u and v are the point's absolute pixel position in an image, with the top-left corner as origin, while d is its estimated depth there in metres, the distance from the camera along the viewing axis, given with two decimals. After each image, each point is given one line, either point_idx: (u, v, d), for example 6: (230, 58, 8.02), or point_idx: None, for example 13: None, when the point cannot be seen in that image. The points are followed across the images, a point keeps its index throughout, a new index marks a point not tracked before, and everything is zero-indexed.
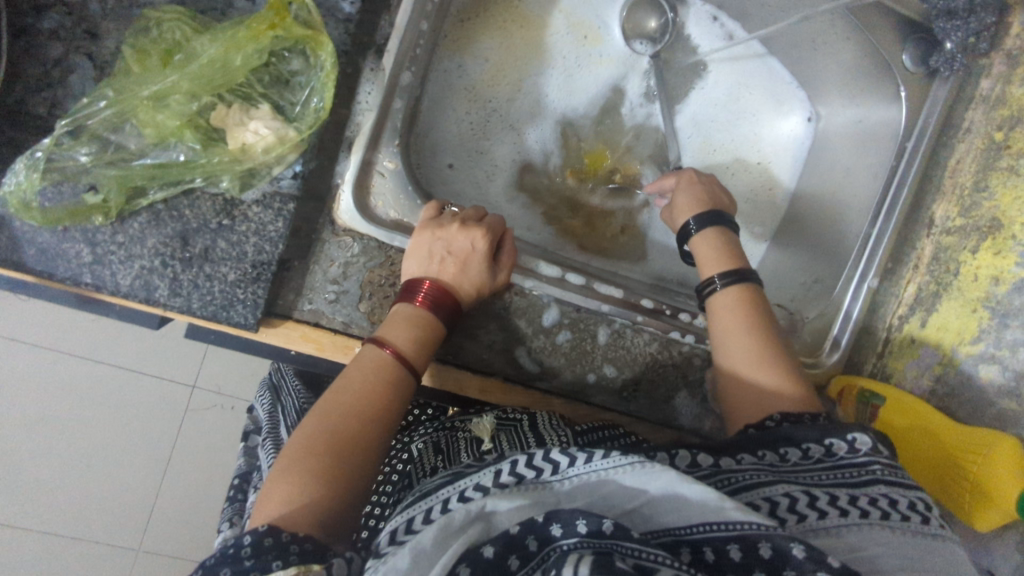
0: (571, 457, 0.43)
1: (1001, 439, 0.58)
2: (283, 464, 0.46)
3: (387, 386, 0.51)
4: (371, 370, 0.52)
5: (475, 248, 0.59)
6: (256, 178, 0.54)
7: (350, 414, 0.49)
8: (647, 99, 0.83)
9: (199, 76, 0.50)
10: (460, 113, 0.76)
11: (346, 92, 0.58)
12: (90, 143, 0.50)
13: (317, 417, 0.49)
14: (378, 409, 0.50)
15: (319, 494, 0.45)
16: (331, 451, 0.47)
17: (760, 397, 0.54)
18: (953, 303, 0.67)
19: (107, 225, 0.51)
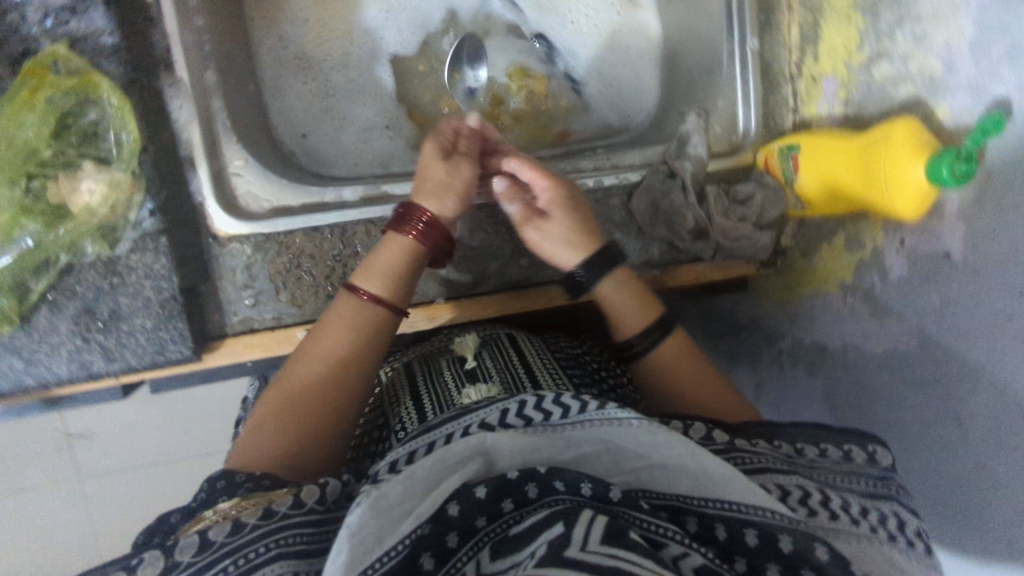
0: (585, 403, 0.43)
1: (890, 126, 0.52)
2: (274, 411, 0.51)
3: (363, 348, 0.54)
4: (339, 321, 0.54)
5: (457, 173, 0.58)
6: (119, 229, 0.55)
7: (315, 365, 0.53)
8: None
9: (8, 164, 0.52)
10: (298, 82, 0.76)
11: (156, 114, 0.57)
12: None
13: (306, 371, 0.52)
14: (358, 371, 0.53)
15: (279, 440, 0.49)
16: (297, 403, 0.51)
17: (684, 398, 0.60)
18: (834, 21, 0.63)
19: (17, 330, 0.55)
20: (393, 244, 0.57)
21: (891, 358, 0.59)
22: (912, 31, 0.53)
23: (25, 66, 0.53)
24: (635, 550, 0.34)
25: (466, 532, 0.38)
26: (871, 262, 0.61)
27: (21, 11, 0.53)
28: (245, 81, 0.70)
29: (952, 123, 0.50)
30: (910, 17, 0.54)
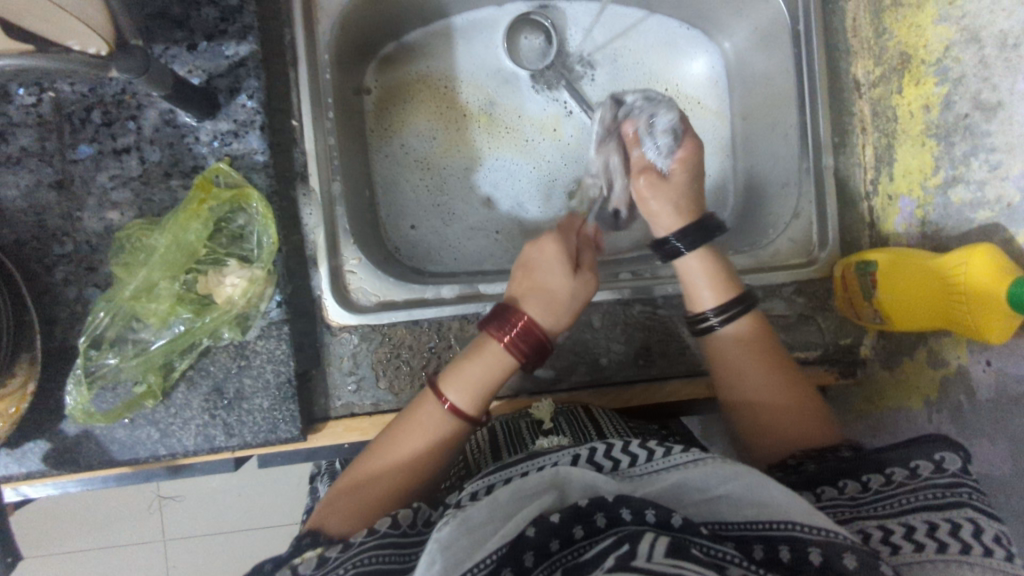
0: (654, 450, 0.48)
1: (967, 249, 0.54)
2: (346, 499, 0.54)
3: (436, 451, 0.57)
4: (426, 418, 0.57)
5: (572, 282, 0.61)
6: (251, 318, 0.63)
7: (397, 452, 0.56)
8: (562, 98, 0.87)
9: (167, 263, 0.61)
10: (414, 183, 0.85)
11: (291, 220, 0.67)
12: (113, 348, 0.61)
13: (384, 465, 0.56)
14: (429, 470, 0.57)
15: (356, 514, 0.54)
16: (374, 484, 0.55)
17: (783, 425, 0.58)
18: (906, 145, 0.66)
19: (158, 404, 0.62)
20: (494, 347, 0.58)
21: (983, 480, 0.58)
22: (986, 159, 0.56)
23: (195, 180, 0.62)
24: (698, 564, 0.36)
25: (541, 553, 0.41)
26: (957, 381, 0.61)
27: (195, 134, 0.63)
28: (362, 185, 0.80)
29: None
30: (983, 145, 0.56)
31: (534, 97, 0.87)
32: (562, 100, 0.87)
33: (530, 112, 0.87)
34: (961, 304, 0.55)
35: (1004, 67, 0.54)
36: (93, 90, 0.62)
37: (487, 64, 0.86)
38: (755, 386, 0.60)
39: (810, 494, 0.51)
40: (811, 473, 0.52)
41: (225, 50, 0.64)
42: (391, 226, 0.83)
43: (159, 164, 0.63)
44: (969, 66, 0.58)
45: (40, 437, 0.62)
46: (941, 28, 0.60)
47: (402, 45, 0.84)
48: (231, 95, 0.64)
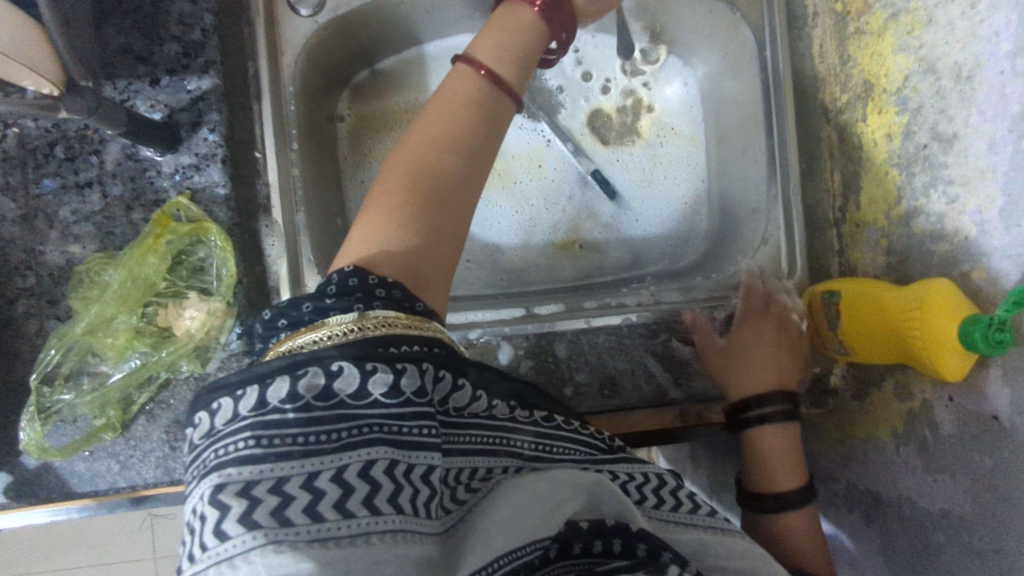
0: (679, 502, 0.50)
1: (923, 285, 0.54)
2: (398, 202, 0.50)
3: (482, 140, 0.54)
4: (458, 95, 0.55)
5: (521, 37, 0.58)
6: (211, 350, 0.63)
7: (438, 147, 0.52)
8: (539, 127, 0.86)
9: (124, 298, 0.62)
10: None
11: (255, 251, 0.67)
12: (70, 382, 0.62)
13: (428, 159, 0.52)
14: (452, 182, 0.52)
15: (399, 240, 0.49)
16: (421, 193, 0.51)
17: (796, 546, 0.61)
18: (871, 173, 0.66)
19: (118, 436, 0.62)
20: (481, 59, 0.56)
21: (946, 518, 0.57)
22: (944, 191, 0.56)
23: (154, 214, 0.63)
24: None
25: (563, 549, 0.43)
26: (922, 415, 0.60)
27: (156, 168, 0.64)
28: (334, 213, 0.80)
29: (987, 283, 0.51)
30: (942, 176, 0.56)
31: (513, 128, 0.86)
32: (540, 130, 0.86)
33: (509, 138, 0.86)
34: (913, 329, 0.55)
35: (959, 99, 0.53)
36: (56, 125, 0.62)
37: None
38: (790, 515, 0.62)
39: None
40: None
41: (187, 84, 0.65)
42: None
43: (121, 198, 0.63)
44: (927, 97, 0.58)
45: (2, 470, 0.62)
46: (901, 58, 0.60)
47: (374, 74, 0.85)
48: (193, 129, 0.65)
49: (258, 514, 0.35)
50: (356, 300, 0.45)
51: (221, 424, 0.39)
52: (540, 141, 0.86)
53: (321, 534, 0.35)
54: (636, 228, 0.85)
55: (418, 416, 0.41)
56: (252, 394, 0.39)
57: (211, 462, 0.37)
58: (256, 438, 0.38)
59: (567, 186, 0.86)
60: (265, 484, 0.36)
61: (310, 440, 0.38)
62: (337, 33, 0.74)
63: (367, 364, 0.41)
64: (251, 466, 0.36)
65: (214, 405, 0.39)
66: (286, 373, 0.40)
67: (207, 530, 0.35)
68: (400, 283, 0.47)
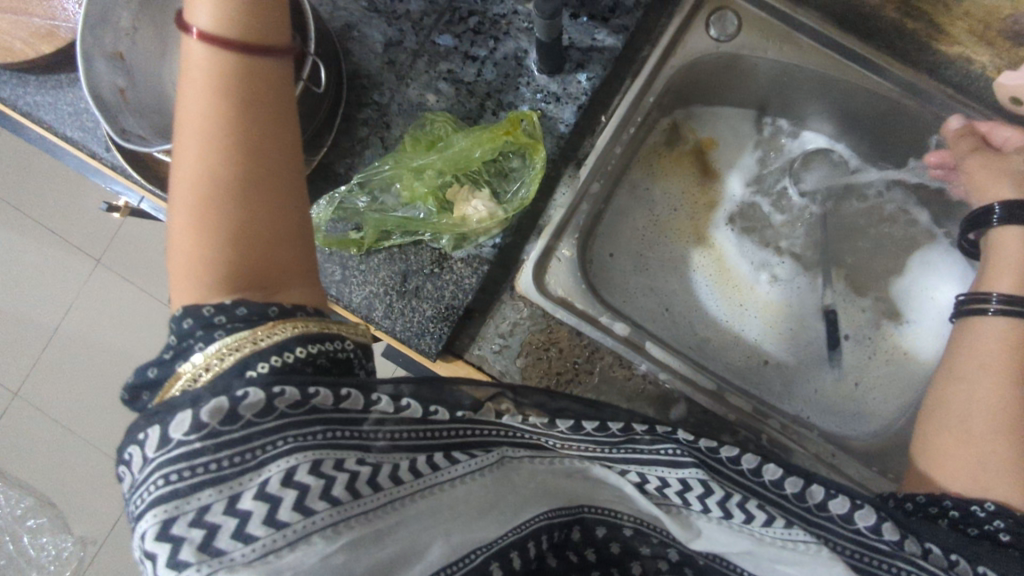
0: (754, 515, 0.48)
1: None
2: (188, 224, 0.44)
3: (258, 128, 0.46)
4: (210, 74, 0.45)
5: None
6: (467, 241, 0.69)
7: (212, 150, 0.45)
8: (800, 259, 0.88)
9: (451, 160, 0.68)
10: (638, 222, 0.86)
11: (547, 191, 0.73)
12: (367, 194, 0.70)
13: (195, 165, 0.45)
14: (244, 182, 0.45)
15: (197, 273, 0.44)
16: (209, 198, 0.44)
17: (977, 476, 0.54)
18: None
19: (358, 255, 0.69)
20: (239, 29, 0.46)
21: None
22: None
23: (510, 113, 0.68)
24: None
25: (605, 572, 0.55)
26: None
27: (529, 79, 0.70)
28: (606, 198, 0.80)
29: None
30: None
31: (759, 249, 0.88)
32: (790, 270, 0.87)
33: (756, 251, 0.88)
34: None
35: None
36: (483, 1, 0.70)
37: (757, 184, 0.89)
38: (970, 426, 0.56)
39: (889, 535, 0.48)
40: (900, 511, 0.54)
41: (596, 34, 0.70)
42: (597, 247, 0.81)
43: (488, 83, 0.70)
44: None
45: None
46: None
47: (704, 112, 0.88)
48: (575, 69, 0.70)
49: (221, 541, 0.36)
50: (195, 338, 0.42)
51: (140, 464, 0.38)
52: (788, 272, 0.87)
53: (289, 539, 0.37)
54: (831, 396, 0.82)
55: (325, 425, 0.40)
56: (154, 435, 0.38)
57: (138, 506, 0.37)
58: (171, 473, 0.37)
59: (791, 320, 0.86)
60: (186, 517, 0.36)
61: (235, 458, 0.38)
62: (722, 66, 0.78)
63: (273, 386, 0.39)
64: (170, 505, 0.36)
65: (132, 446, 0.39)
66: (178, 401, 0.38)
67: (162, 563, 0.36)
68: (243, 303, 0.43)
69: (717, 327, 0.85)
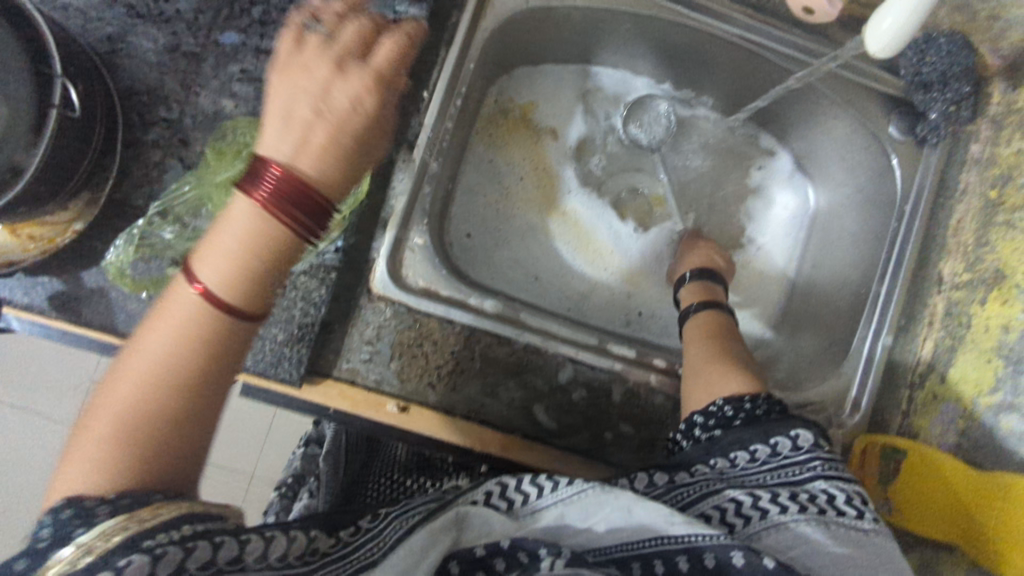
0: (540, 487, 0.47)
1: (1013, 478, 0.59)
2: (121, 399, 0.38)
3: (213, 347, 0.40)
4: (247, 233, 0.41)
5: (349, 83, 0.46)
6: (305, 252, 0.64)
7: (180, 347, 0.39)
8: (650, 206, 0.89)
9: None
10: (488, 196, 0.84)
11: (382, 179, 0.68)
12: (173, 223, 0.60)
13: (164, 354, 0.39)
14: (191, 385, 0.39)
15: (99, 459, 0.37)
16: (175, 394, 0.39)
17: (711, 387, 0.58)
18: (969, 355, 0.68)
19: None
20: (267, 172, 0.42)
21: None
22: None
23: None
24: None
25: None
26: None
27: None
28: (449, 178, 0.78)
29: None
30: None
31: (609, 203, 0.88)
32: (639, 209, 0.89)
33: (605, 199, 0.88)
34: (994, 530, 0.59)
35: None
36: None
37: (591, 131, 0.89)
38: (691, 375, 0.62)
39: (682, 471, 0.52)
40: (690, 453, 0.54)
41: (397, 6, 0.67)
42: (455, 231, 0.79)
43: None
44: None
45: (58, 276, 0.60)
46: None
47: (531, 74, 0.86)
48: None
49: None
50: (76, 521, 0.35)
51: None
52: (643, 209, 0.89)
53: None
54: None
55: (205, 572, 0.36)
56: None
57: None
58: None
59: (656, 258, 0.87)
60: None
61: None
62: (537, 22, 0.78)
63: (147, 543, 0.34)
64: None
65: None
66: None
67: None
68: (151, 489, 0.37)
69: (588, 281, 0.85)
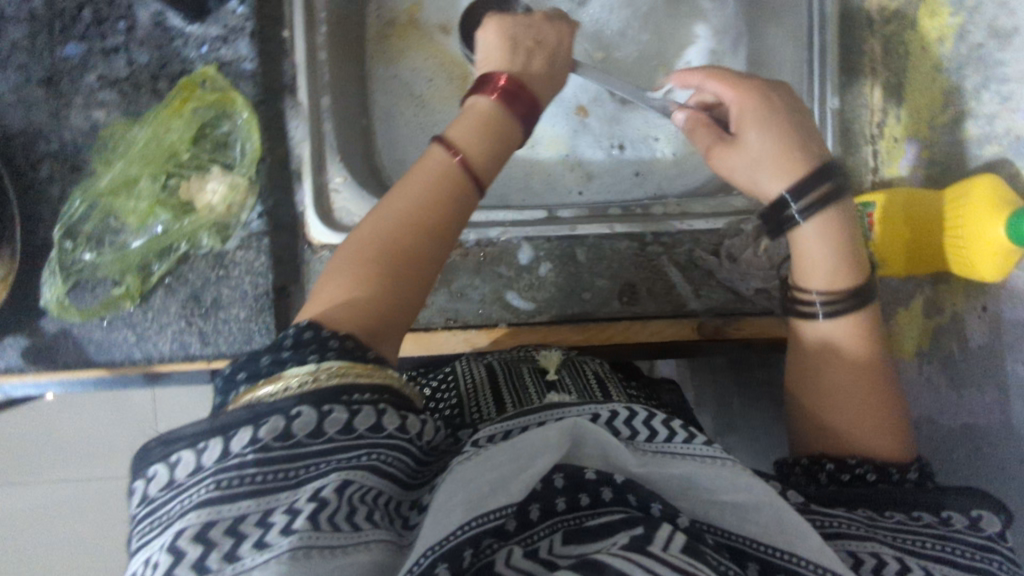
0: (672, 433, 0.46)
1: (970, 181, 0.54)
2: (349, 277, 0.47)
3: (451, 211, 0.50)
4: (437, 174, 0.51)
5: (473, 108, 0.54)
6: (230, 228, 0.63)
7: (410, 227, 0.49)
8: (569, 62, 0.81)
9: (147, 160, 0.62)
10: (401, 115, 0.81)
11: (278, 133, 0.66)
12: (93, 245, 0.62)
13: (399, 229, 0.49)
14: (413, 258, 0.49)
15: (364, 294, 0.46)
16: (381, 268, 0.47)
17: (853, 424, 0.55)
18: (916, 83, 0.64)
19: (136, 307, 0.62)
20: (459, 141, 0.52)
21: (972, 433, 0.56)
22: (998, 90, 0.55)
23: (179, 82, 0.63)
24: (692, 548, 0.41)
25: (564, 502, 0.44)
26: (951, 328, 0.58)
27: (184, 38, 0.64)
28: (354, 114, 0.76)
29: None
30: (998, 74, 0.55)
31: None
32: None
33: None
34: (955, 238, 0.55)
35: None
36: None
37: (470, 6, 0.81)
38: (835, 382, 0.57)
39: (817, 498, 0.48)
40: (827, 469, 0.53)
41: None
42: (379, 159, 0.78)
43: (147, 66, 0.63)
44: None
45: (20, 332, 0.62)
46: None
47: None
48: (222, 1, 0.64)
49: (245, 548, 0.33)
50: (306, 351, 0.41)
51: (157, 490, 0.36)
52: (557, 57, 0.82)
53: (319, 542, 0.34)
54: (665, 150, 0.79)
55: (346, 460, 0.38)
56: (215, 446, 0.36)
57: (174, 513, 0.35)
58: (222, 481, 0.35)
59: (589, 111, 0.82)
60: (223, 524, 0.34)
61: (279, 475, 0.36)
62: None
63: (323, 406, 0.38)
64: (212, 507, 0.34)
65: (150, 472, 0.36)
66: (262, 408, 0.37)
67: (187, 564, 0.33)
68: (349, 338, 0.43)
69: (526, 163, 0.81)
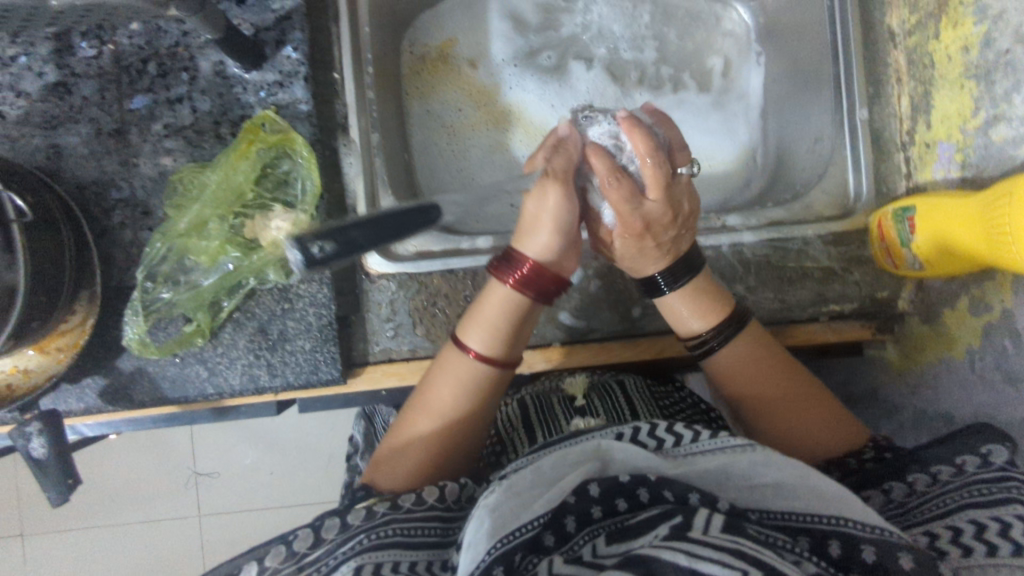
0: (697, 432, 0.49)
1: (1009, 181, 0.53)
2: (399, 461, 0.57)
3: (470, 404, 0.58)
4: (462, 379, 0.58)
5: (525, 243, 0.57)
6: None
7: (446, 423, 0.58)
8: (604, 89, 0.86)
9: (216, 202, 0.64)
10: (442, 147, 0.85)
11: (334, 171, 0.70)
12: (168, 285, 0.64)
13: (433, 428, 0.58)
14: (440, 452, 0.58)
15: (405, 479, 0.57)
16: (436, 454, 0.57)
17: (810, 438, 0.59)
18: (945, 91, 0.66)
19: (207, 343, 0.65)
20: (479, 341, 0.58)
21: None
22: None
23: (244, 125, 0.65)
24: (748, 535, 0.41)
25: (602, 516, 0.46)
26: (1001, 324, 0.60)
27: (243, 85, 0.66)
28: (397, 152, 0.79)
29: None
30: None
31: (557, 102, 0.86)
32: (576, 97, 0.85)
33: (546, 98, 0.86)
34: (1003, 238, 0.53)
35: None
36: (149, 43, 0.65)
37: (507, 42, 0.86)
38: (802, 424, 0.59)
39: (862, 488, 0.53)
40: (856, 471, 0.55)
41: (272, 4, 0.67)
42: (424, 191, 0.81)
43: (210, 113, 0.66)
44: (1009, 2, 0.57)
45: (98, 373, 0.65)
46: None
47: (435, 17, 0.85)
48: (278, 48, 0.67)
49: None
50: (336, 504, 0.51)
51: None
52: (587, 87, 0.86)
53: None
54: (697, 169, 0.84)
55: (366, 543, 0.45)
56: None
57: None
58: None
59: None
60: None
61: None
62: None
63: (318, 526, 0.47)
64: None
65: None
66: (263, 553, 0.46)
67: None
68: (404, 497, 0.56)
69: None
